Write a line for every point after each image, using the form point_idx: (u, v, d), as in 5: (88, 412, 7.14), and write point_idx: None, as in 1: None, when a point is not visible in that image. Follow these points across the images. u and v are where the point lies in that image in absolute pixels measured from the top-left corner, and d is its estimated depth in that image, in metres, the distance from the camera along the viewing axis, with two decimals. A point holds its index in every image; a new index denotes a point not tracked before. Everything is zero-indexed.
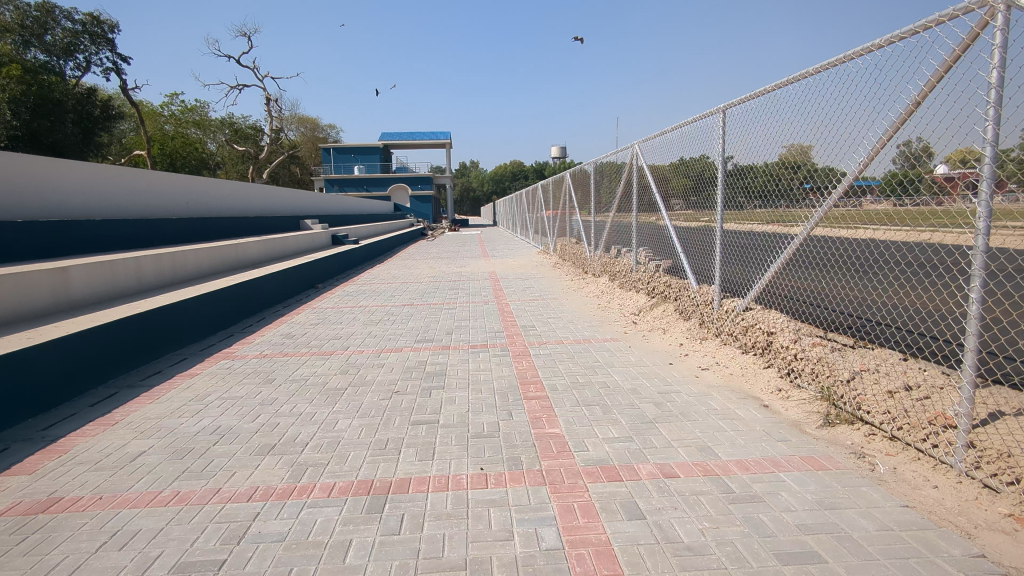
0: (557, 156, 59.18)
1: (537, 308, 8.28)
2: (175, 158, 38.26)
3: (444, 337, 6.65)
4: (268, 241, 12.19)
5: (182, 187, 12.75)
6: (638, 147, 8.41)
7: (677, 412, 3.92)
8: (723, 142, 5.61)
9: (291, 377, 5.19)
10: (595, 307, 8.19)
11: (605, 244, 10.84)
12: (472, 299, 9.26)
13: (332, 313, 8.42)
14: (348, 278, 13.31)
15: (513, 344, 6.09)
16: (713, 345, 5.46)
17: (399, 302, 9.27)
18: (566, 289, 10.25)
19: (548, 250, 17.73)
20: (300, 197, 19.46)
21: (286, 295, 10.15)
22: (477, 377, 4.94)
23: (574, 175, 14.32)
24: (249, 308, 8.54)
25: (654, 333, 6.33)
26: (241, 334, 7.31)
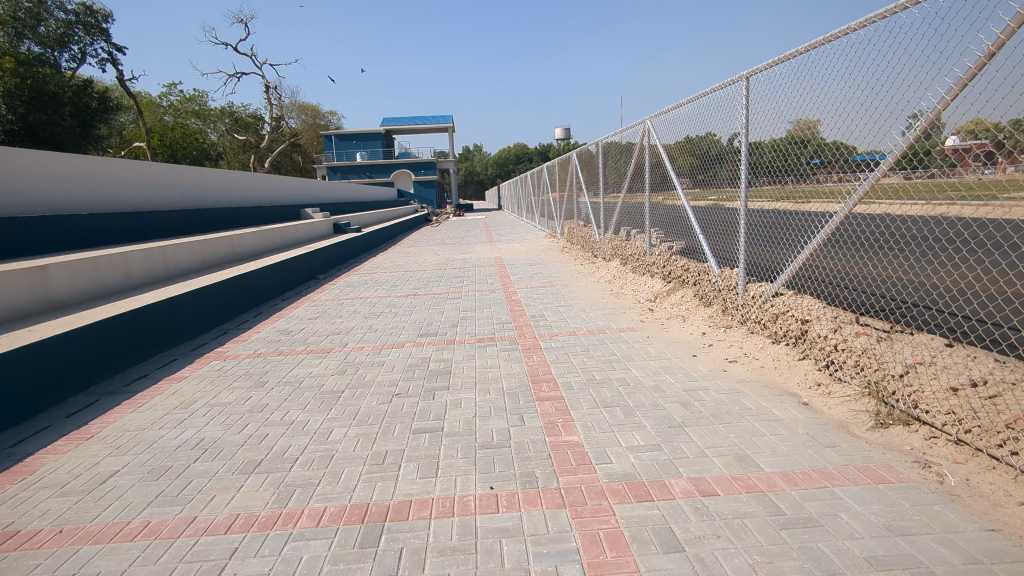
0: (561, 138, 58.36)
1: (546, 296, 7.86)
2: (175, 149, 37.85)
3: (448, 330, 6.26)
4: (268, 232, 11.84)
5: (178, 178, 12.39)
6: (649, 123, 7.94)
7: (707, 414, 3.52)
8: (746, 112, 5.13)
9: (285, 380, 4.82)
10: (607, 294, 7.78)
11: (615, 226, 10.40)
12: (478, 287, 8.86)
13: (332, 306, 8.04)
14: (350, 268, 12.94)
15: (523, 337, 5.70)
16: (739, 334, 5.04)
17: (402, 293, 8.88)
18: (575, 274, 9.84)
19: (555, 233, 17.27)
20: (301, 185, 19.04)
21: (285, 288, 9.77)
22: (485, 375, 4.55)
23: (580, 155, 13.83)
24: (246, 302, 8.19)
25: (673, 321, 5.91)
26: (237, 331, 6.95)
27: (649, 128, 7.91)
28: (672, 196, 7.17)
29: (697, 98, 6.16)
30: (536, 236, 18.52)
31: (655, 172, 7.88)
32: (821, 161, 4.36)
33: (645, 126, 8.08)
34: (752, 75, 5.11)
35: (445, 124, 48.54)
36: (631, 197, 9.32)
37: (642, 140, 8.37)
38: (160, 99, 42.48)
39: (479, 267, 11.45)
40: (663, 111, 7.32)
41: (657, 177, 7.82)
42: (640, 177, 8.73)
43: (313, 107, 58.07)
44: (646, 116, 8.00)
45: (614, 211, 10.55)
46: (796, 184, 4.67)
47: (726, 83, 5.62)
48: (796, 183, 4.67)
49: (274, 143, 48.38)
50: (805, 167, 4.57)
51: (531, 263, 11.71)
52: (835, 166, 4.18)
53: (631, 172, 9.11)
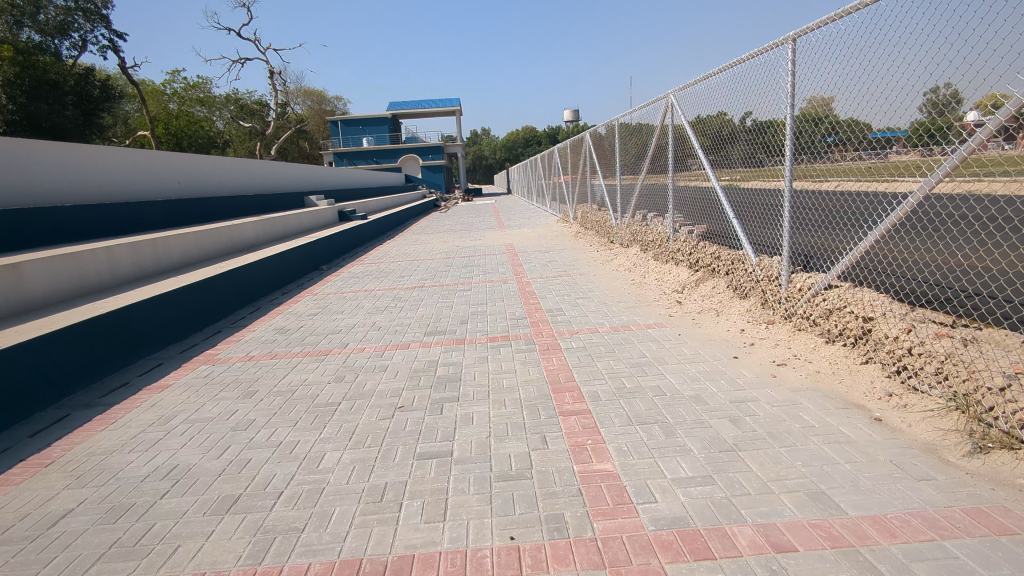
0: (571, 120, 57.33)
1: (562, 288, 7.29)
2: (180, 137, 37.38)
3: (458, 327, 5.73)
4: (269, 220, 11.35)
5: (176, 166, 11.93)
6: (673, 97, 7.31)
7: (764, 434, 2.98)
8: (793, 80, 4.49)
9: (276, 388, 4.33)
10: (628, 284, 7.20)
11: (633, 210, 9.78)
12: (489, 278, 8.32)
13: (333, 301, 7.54)
14: (356, 257, 12.42)
15: (540, 335, 5.16)
16: (785, 332, 4.47)
17: (408, 285, 8.35)
18: (592, 262, 9.25)
19: (567, 217, 16.66)
20: (305, 172, 18.52)
21: (285, 281, 9.28)
22: (499, 383, 4.02)
23: (593, 136, 13.18)
24: (243, 297, 7.71)
25: (706, 315, 5.34)
26: (231, 329, 6.47)
27: (673, 103, 7.29)
28: (701, 177, 6.53)
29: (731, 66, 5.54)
30: (547, 221, 17.90)
31: (679, 151, 7.25)
32: (836, 139, 4.24)
33: (669, 101, 7.45)
34: (800, 36, 4.42)
35: (452, 107, 47.69)
36: (652, 179, 8.69)
37: (664, 117, 7.73)
38: (164, 87, 41.95)
39: (490, 255, 10.88)
40: (690, 82, 6.68)
41: (681, 157, 7.19)
42: (662, 157, 8.10)
43: (318, 92, 57.31)
44: (669, 90, 7.38)
45: (632, 194, 9.92)
46: (811, 162, 4.56)
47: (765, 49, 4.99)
48: (810, 162, 4.57)
49: (280, 130, 47.80)
50: (820, 145, 4.45)
51: (544, 250, 11.13)
52: (850, 143, 4.06)
53: (651, 152, 8.48)
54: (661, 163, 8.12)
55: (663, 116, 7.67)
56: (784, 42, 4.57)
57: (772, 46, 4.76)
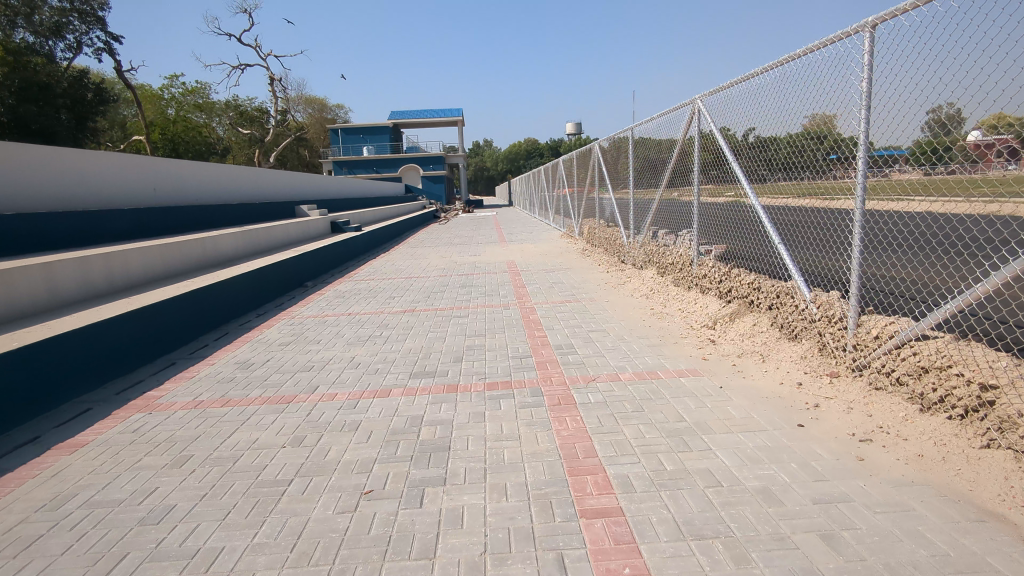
0: (573, 132, 56.81)
1: (572, 318, 6.38)
2: (177, 143, 36.62)
3: (450, 367, 4.82)
4: (252, 231, 10.47)
5: (154, 171, 11.06)
6: (701, 103, 6.43)
7: (880, 569, 2.07)
8: (871, 77, 3.63)
9: (217, 453, 3.41)
10: (647, 315, 6.29)
11: (648, 228, 8.87)
12: (488, 303, 7.42)
13: (310, 328, 6.64)
14: (346, 273, 11.54)
15: (550, 383, 4.25)
16: (858, 391, 3.57)
17: (397, 309, 7.44)
18: (603, 285, 8.36)
19: (572, 232, 15.79)
20: (299, 180, 17.69)
21: (262, 299, 8.36)
22: (498, 457, 3.11)
23: (602, 147, 12.29)
24: (210, 320, 6.80)
25: (750, 361, 4.45)
26: (188, 361, 5.56)
27: (701, 110, 6.41)
28: (738, 192, 5.63)
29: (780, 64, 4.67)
30: (550, 236, 17.00)
31: (708, 164, 6.36)
32: (841, 157, 4.18)
33: (695, 108, 6.58)
34: (882, 22, 3.48)
35: (454, 117, 46.97)
36: (670, 194, 7.79)
37: (688, 125, 6.86)
38: (163, 92, 41.21)
39: (489, 274, 9.98)
40: (725, 84, 5.80)
41: (710, 170, 6.31)
42: (684, 170, 7.20)
43: (320, 100, 56.67)
44: (696, 96, 6.52)
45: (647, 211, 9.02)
46: (816, 179, 4.51)
47: (824, 43, 4.12)
48: (815, 178, 4.52)
49: (280, 137, 47.03)
50: (823, 163, 4.41)
51: (549, 269, 10.24)
52: (852, 161, 4.02)
53: (669, 165, 7.59)
54: (683, 178, 7.22)
55: (687, 124, 6.79)
56: (853, 31, 3.69)
57: (839, 37, 3.87)
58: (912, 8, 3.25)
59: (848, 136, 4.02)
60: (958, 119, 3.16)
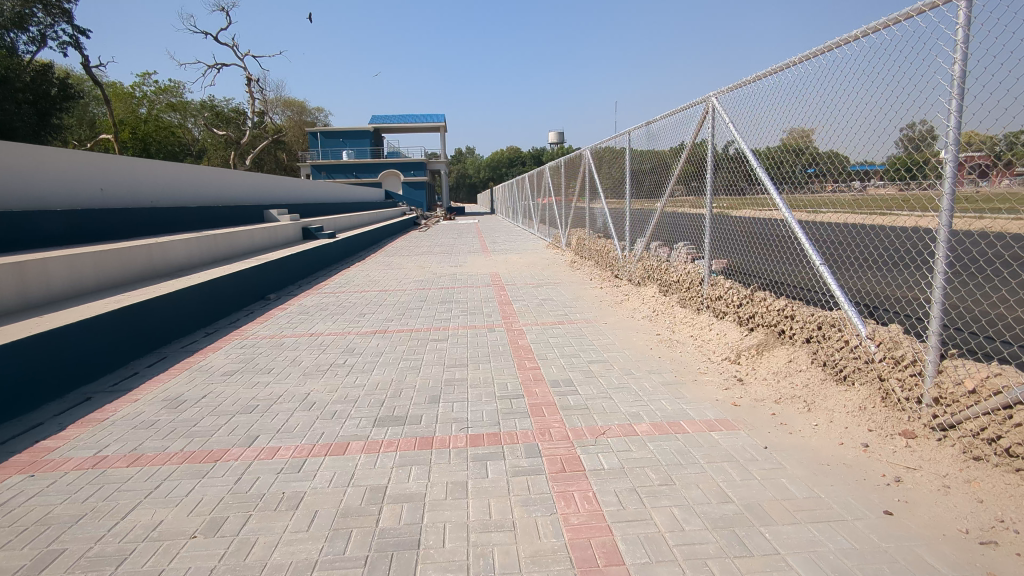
0: (555, 141, 56.23)
1: (568, 345, 5.51)
2: (148, 143, 35.19)
3: (424, 412, 3.93)
4: (212, 237, 9.48)
5: (105, 170, 9.97)
6: (716, 102, 5.63)
7: None
8: (966, 57, 2.86)
9: (100, 548, 2.49)
10: (654, 342, 5.46)
11: (646, 240, 8.04)
12: (470, 325, 6.55)
13: (263, 353, 5.70)
14: (315, 283, 10.57)
15: (548, 438, 3.38)
16: (952, 462, 2.78)
17: (365, 330, 6.52)
18: (597, 304, 7.53)
19: (558, 243, 14.98)
20: (270, 182, 16.64)
21: (213, 315, 7.38)
22: (486, 566, 2.24)
23: (592, 153, 11.50)
24: (144, 341, 5.81)
25: (792, 410, 3.63)
26: (107, 396, 4.58)
27: (716, 110, 5.62)
28: (765, 204, 4.85)
29: (812, 55, 3.95)
30: (535, 247, 16.17)
31: (724, 171, 5.56)
32: (816, 171, 4.15)
33: (709, 108, 5.78)
34: None
35: (436, 123, 46.04)
36: (675, 203, 6.98)
37: (699, 126, 6.05)
38: (135, 89, 39.72)
39: (471, 288, 9.10)
40: (746, 80, 5.02)
41: (727, 179, 5.50)
42: (694, 178, 6.39)
43: (299, 102, 55.41)
44: (710, 93, 5.72)
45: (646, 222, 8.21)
46: (791, 192, 4.47)
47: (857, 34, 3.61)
48: (790, 191, 4.48)
49: (256, 138, 45.67)
50: (799, 176, 4.38)
51: (536, 284, 9.38)
52: (829, 175, 3.98)
53: (674, 173, 6.79)
54: (693, 186, 6.42)
55: (698, 125, 5.98)
56: (912, 13, 3.16)
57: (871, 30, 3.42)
58: (926, 9, 3.08)
59: (825, 149, 3.98)
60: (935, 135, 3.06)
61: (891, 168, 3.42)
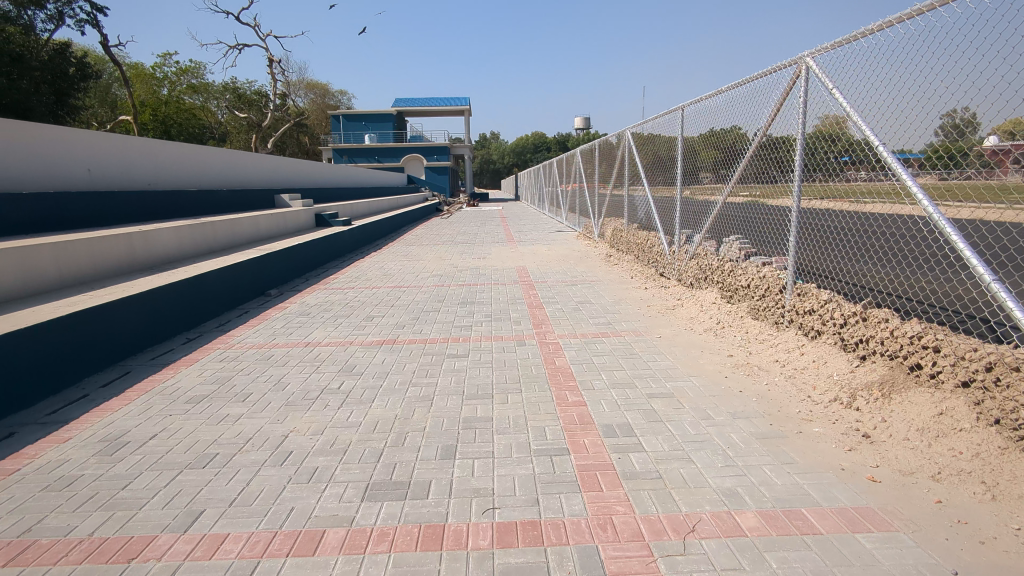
0: (579, 127, 54.52)
1: (619, 369, 4.39)
2: (169, 125, 34.58)
3: (433, 476, 2.87)
4: (209, 224, 8.54)
5: (98, 151, 9.05)
6: (812, 64, 4.40)
7: None
8: None
9: None
10: (727, 367, 4.33)
11: (703, 235, 6.84)
12: (496, 336, 5.47)
13: (243, 371, 4.68)
14: (324, 276, 9.58)
15: (614, 540, 2.29)
16: None
17: (371, 340, 5.49)
18: (644, 309, 6.39)
19: (590, 234, 13.81)
20: (284, 164, 15.71)
21: (200, 316, 6.41)
22: None
23: (630, 135, 10.28)
24: (106, 352, 4.84)
25: (966, 496, 2.49)
26: (36, 431, 3.60)
27: (812, 72, 4.38)
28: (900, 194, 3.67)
29: None
30: (564, 237, 15.01)
31: (831, 154, 4.41)
32: (849, 159, 4.17)
33: (801, 70, 4.54)
34: None
35: (460, 106, 44.72)
36: (747, 192, 5.79)
37: (783, 95, 4.83)
38: (156, 71, 39.13)
39: (496, 286, 8.03)
40: (867, 30, 3.80)
41: (837, 161, 4.36)
42: (779, 160, 5.20)
43: (322, 85, 54.46)
44: (805, 53, 4.47)
45: (702, 213, 6.99)
46: (825, 181, 4.51)
47: None
48: (824, 180, 4.51)
49: (278, 121, 44.89)
50: (834, 165, 4.39)
51: (570, 282, 8.26)
52: (862, 164, 4.00)
53: (752, 153, 5.62)
54: (776, 170, 5.23)
55: (784, 93, 4.74)
56: None
57: (901, 18, 3.45)
58: None
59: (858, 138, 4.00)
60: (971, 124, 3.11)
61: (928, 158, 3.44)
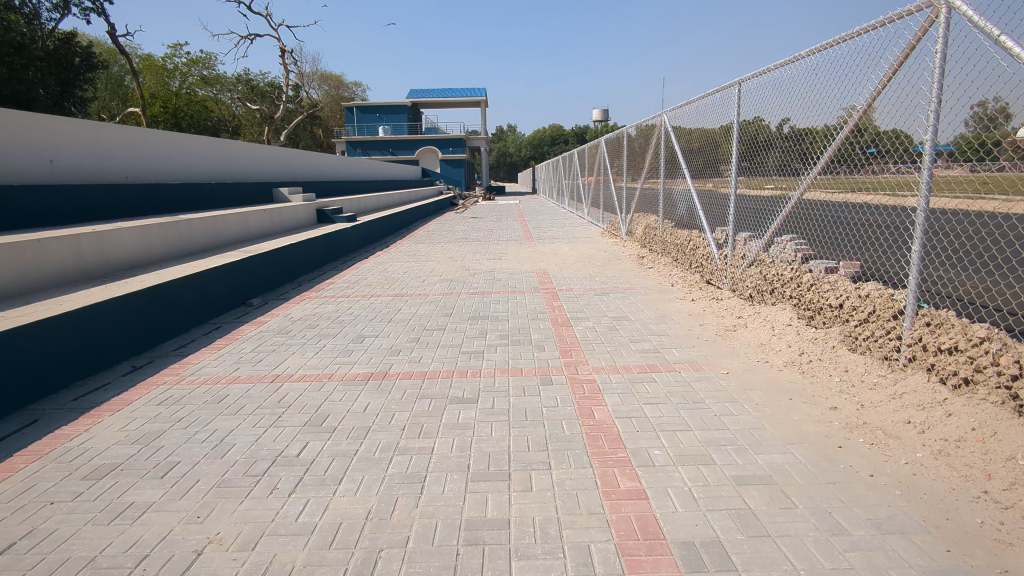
0: (597, 118, 52.82)
1: (686, 433, 3.18)
2: (179, 117, 33.60)
3: None
4: (186, 222, 7.45)
5: (67, 141, 8.00)
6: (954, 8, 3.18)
7: None
8: None
9: None
10: (836, 430, 3.11)
11: (770, 235, 5.52)
12: (514, 370, 4.28)
13: (182, 422, 3.55)
14: (319, 281, 8.45)
15: None
16: None
17: (356, 373, 4.34)
18: (698, 331, 5.15)
19: (617, 231, 12.51)
20: (285, 156, 14.59)
21: (157, 336, 5.31)
22: None
23: (663, 120, 8.99)
24: (10, 393, 3.73)
25: None
26: None
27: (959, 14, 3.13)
28: None
29: None
30: (586, 234, 13.73)
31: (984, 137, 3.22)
32: (877, 150, 4.04)
33: (938, 14, 3.29)
34: None
35: (476, 97, 43.32)
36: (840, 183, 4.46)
37: (902, 53, 3.56)
38: (167, 61, 38.19)
39: (514, 296, 6.84)
40: None
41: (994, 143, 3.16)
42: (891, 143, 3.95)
43: (337, 76, 53.35)
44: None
45: (773, 210, 5.64)
46: (848, 174, 4.36)
47: None
48: (847, 173, 4.37)
49: (291, 112, 43.71)
50: (858, 156, 4.25)
51: (599, 291, 7.02)
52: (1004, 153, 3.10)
53: (848, 131, 4.26)
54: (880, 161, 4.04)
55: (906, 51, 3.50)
56: None
57: None
58: None
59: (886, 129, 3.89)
60: (1004, 113, 3.09)
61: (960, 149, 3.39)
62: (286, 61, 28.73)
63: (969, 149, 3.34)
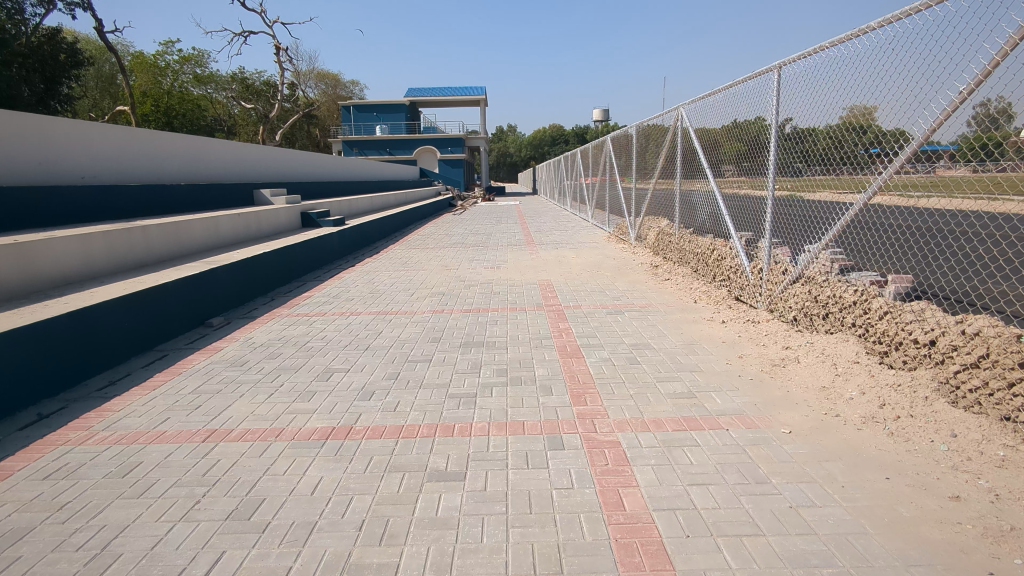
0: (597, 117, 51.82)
1: (757, 542, 2.23)
2: (171, 116, 32.55)
3: None
4: (140, 230, 6.53)
5: (8, 145, 7.01)
6: None
7: None
8: None
9: None
10: (975, 541, 2.17)
11: (827, 244, 4.51)
12: (513, 425, 3.34)
13: (62, 512, 2.60)
14: (294, 295, 7.51)
15: None
16: None
17: (312, 430, 3.39)
18: (738, 367, 4.21)
19: (626, 237, 11.54)
20: (271, 155, 13.70)
21: (82, 372, 4.37)
22: None
23: (677, 116, 8.08)
24: None
25: None
26: None
27: None
28: None
29: None
30: (592, 239, 12.78)
31: None
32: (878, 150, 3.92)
33: None
34: None
35: (475, 96, 42.41)
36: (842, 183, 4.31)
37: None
38: (160, 59, 37.18)
39: (513, 316, 5.90)
40: None
41: None
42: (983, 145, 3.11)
43: (333, 74, 52.36)
44: None
45: (831, 214, 4.65)
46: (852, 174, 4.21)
47: None
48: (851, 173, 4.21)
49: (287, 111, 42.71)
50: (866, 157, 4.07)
51: (613, 310, 6.08)
52: None
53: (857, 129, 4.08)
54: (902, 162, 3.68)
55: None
56: None
57: None
58: None
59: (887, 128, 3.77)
60: (1006, 112, 2.94)
61: (961, 148, 3.23)
62: (282, 60, 27.69)
63: (970, 150, 3.18)
